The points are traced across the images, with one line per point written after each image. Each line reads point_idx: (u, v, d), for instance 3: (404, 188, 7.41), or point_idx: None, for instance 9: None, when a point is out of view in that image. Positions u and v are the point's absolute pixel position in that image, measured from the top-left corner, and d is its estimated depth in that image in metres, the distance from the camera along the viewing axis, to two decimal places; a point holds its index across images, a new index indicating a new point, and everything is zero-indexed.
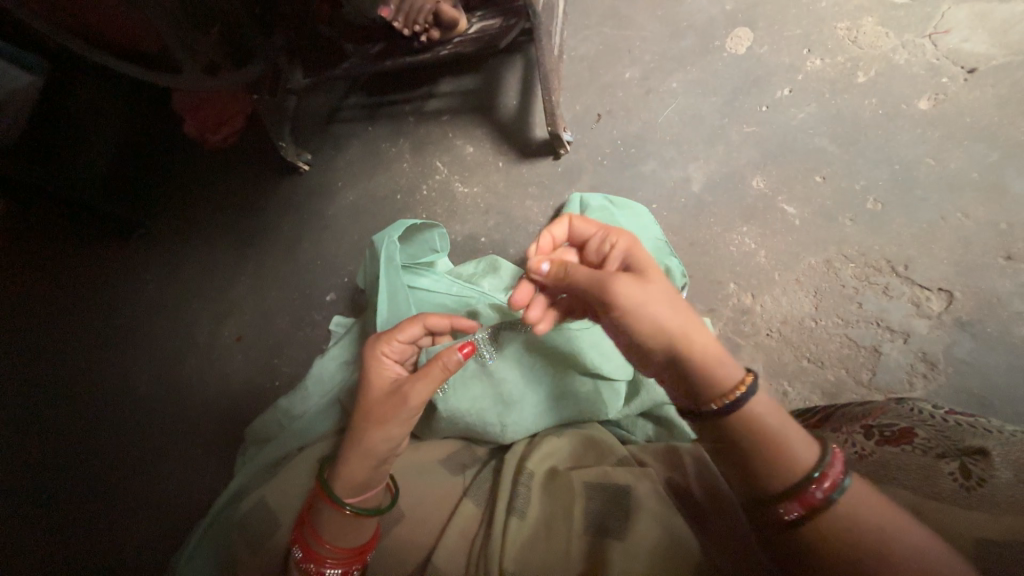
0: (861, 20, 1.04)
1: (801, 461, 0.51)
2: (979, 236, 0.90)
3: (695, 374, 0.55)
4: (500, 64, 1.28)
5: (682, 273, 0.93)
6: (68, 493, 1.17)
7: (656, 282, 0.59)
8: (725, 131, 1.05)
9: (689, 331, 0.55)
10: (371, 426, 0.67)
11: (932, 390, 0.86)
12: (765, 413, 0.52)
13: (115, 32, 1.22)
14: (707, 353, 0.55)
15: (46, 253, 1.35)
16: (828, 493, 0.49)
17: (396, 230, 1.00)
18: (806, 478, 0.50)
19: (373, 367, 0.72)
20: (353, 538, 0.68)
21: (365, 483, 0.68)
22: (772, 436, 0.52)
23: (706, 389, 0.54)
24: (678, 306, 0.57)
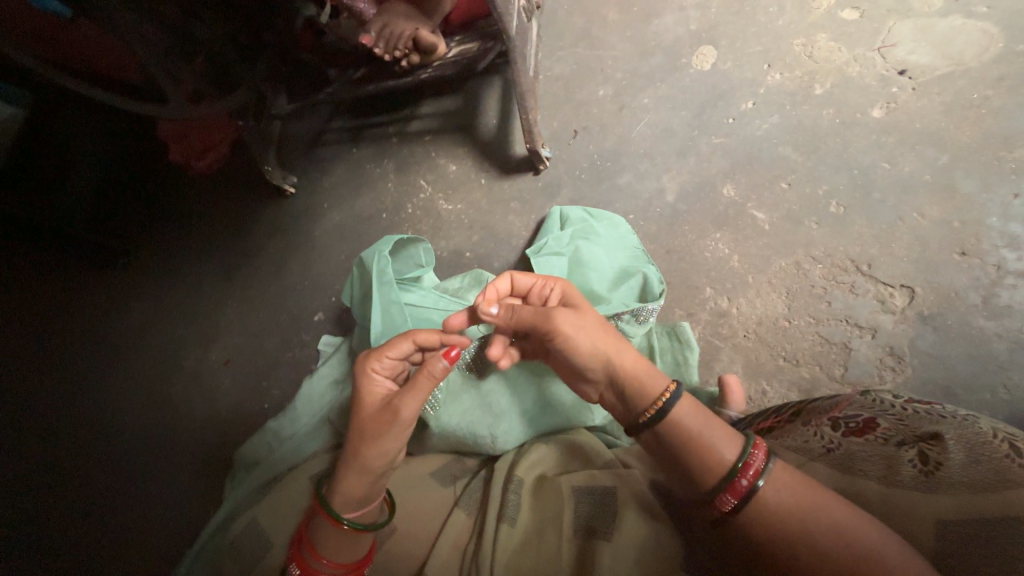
0: (816, 36, 1.10)
1: (723, 457, 0.57)
2: (934, 234, 0.95)
3: (629, 388, 0.63)
4: (479, 86, 1.32)
5: (660, 279, 0.96)
6: (52, 528, 1.14)
7: (589, 314, 0.68)
8: (695, 142, 1.10)
9: (621, 352, 0.65)
10: (366, 441, 0.68)
11: (900, 382, 0.90)
12: (687, 413, 0.60)
13: (102, 64, 1.25)
14: (637, 369, 0.64)
15: (31, 283, 1.35)
16: (752, 481, 0.55)
17: (385, 247, 1.03)
18: (732, 470, 0.56)
19: (363, 384, 0.73)
20: (352, 554, 0.68)
21: (364, 498, 0.69)
22: (698, 435, 0.58)
23: (641, 400, 0.62)
24: (610, 333, 0.66)
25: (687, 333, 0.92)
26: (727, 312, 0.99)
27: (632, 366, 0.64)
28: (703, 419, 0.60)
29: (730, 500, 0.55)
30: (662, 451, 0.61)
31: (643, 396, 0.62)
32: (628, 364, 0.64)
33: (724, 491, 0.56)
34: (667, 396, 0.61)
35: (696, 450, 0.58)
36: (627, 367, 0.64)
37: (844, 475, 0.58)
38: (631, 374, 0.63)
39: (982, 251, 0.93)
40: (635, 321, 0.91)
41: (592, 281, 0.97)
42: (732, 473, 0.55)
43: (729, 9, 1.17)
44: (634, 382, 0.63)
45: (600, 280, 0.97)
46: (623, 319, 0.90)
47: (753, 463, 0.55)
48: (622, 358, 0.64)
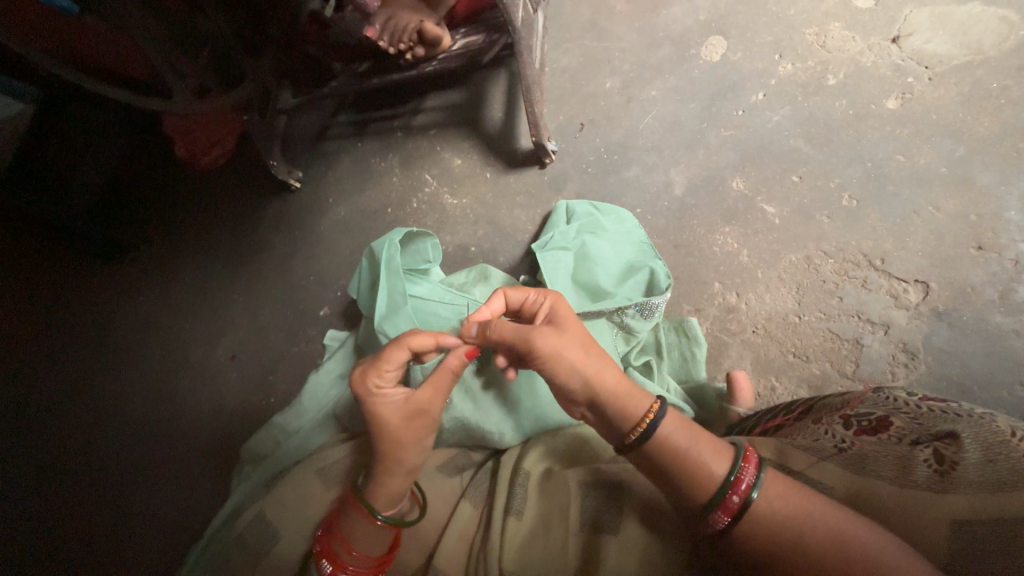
0: (829, 25, 1.08)
1: (716, 471, 0.56)
2: (950, 228, 0.93)
3: (610, 407, 0.62)
4: (485, 78, 1.31)
5: (668, 273, 0.94)
6: (65, 521, 1.16)
7: (573, 331, 0.65)
8: (704, 135, 1.08)
9: (601, 372, 0.62)
10: (402, 446, 0.67)
11: (913, 379, 0.88)
12: (675, 430, 0.59)
13: (108, 60, 1.25)
14: (617, 388, 0.62)
15: (40, 278, 1.36)
16: (747, 492, 0.54)
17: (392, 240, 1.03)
18: (724, 483, 0.56)
19: (373, 402, 0.68)
20: (384, 547, 0.68)
21: (397, 495, 0.69)
22: (685, 452, 0.58)
23: (625, 421, 0.61)
24: (591, 352, 0.63)
25: (695, 329, 0.91)
26: (735, 307, 0.97)
27: (615, 386, 0.61)
28: (687, 436, 0.59)
29: (724, 515, 0.55)
30: (648, 468, 0.60)
31: (625, 415, 0.60)
32: (610, 384, 0.62)
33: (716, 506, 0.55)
34: (649, 418, 0.59)
35: (684, 466, 0.57)
36: (610, 387, 0.61)
37: (856, 476, 0.56)
38: (613, 394, 0.61)
39: (999, 246, 0.91)
40: (640, 316, 0.89)
41: (598, 277, 0.96)
42: (725, 487, 0.55)
43: None
44: (613, 402, 0.61)
45: (606, 276, 0.96)
46: (627, 314, 0.90)
47: (747, 475, 0.55)
48: (603, 378, 0.62)
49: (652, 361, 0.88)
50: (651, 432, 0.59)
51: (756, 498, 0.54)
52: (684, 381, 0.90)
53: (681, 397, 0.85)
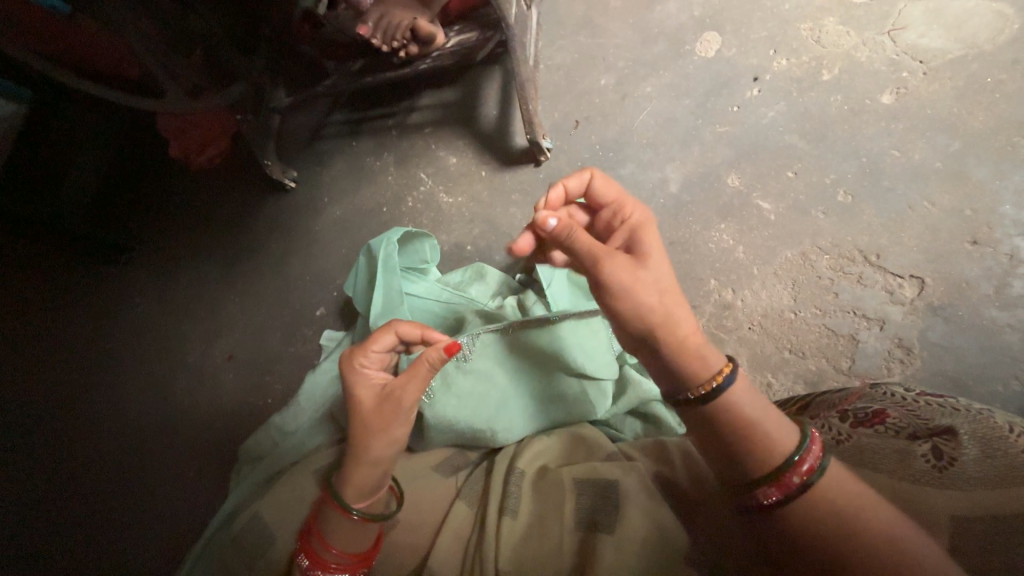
0: (823, 20, 1.08)
1: (784, 445, 0.52)
2: (945, 223, 0.93)
3: (679, 353, 0.57)
4: (480, 76, 1.30)
5: None
6: (62, 525, 1.15)
7: (657, 262, 0.59)
8: (699, 131, 1.08)
9: (680, 309, 0.58)
10: (371, 433, 0.68)
11: (909, 375, 0.88)
12: (747, 397, 0.55)
13: (99, 60, 1.24)
14: (690, 338, 0.58)
15: (34, 280, 1.36)
16: (810, 470, 0.51)
17: (391, 237, 1.02)
18: (790, 458, 0.52)
19: (355, 380, 0.71)
20: (363, 542, 0.68)
21: (373, 486, 0.69)
22: (753, 420, 0.54)
23: (693, 371, 0.56)
24: (671, 289, 0.58)
25: None
26: (732, 304, 0.97)
27: (691, 322, 0.58)
28: (757, 406, 0.55)
29: (782, 491, 0.51)
30: (709, 433, 0.56)
31: (697, 359, 0.57)
32: (685, 318, 0.58)
33: (775, 480, 0.52)
34: (719, 380, 0.55)
35: (757, 441, 0.53)
36: (686, 321, 0.57)
37: (854, 468, 0.56)
38: (689, 333, 0.58)
39: (994, 240, 0.91)
40: None
41: None
42: (790, 463, 0.51)
43: None
44: (685, 346, 0.57)
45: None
46: None
47: (813, 451, 0.52)
48: (678, 312, 0.58)
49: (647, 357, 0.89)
50: (720, 393, 0.55)
51: (818, 479, 0.51)
52: None
53: None
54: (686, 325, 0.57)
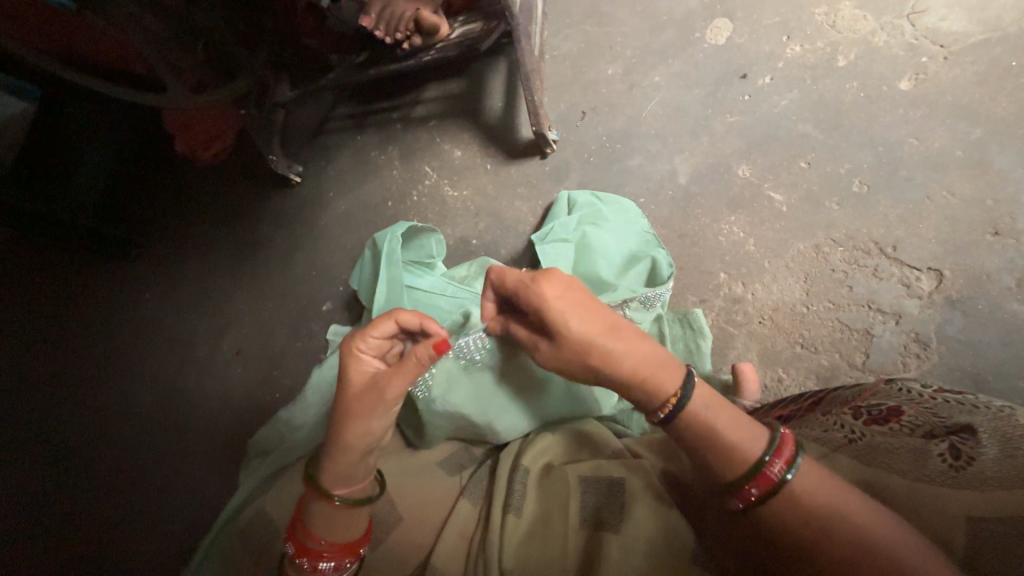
0: (839, 4, 1.04)
1: (750, 449, 0.54)
2: (966, 213, 0.90)
3: (635, 393, 0.58)
4: (484, 67, 1.28)
5: (670, 262, 0.94)
6: (77, 517, 1.18)
7: (573, 347, 0.57)
8: (709, 121, 1.05)
9: (616, 378, 0.58)
10: (351, 421, 0.65)
11: (926, 371, 0.86)
12: (714, 407, 0.56)
13: (102, 57, 1.24)
14: (637, 372, 0.57)
15: (45, 276, 1.37)
16: (783, 471, 0.52)
17: (397, 231, 1.03)
18: (758, 461, 0.53)
19: (348, 363, 0.68)
20: (346, 530, 0.65)
21: (356, 474, 0.66)
22: (715, 430, 0.55)
23: (654, 398, 0.57)
24: (598, 368, 0.58)
25: (699, 320, 0.89)
26: (743, 298, 0.95)
27: (629, 363, 0.57)
28: (724, 415, 0.55)
29: (746, 498, 0.53)
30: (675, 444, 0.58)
31: (646, 405, 0.58)
32: (620, 360, 0.57)
33: (739, 489, 0.53)
34: (674, 402, 0.56)
35: (724, 444, 0.54)
36: (624, 370, 0.57)
37: (868, 467, 0.55)
38: (631, 373, 0.57)
39: (1017, 231, 0.88)
40: (643, 307, 0.88)
41: (600, 267, 0.94)
42: (759, 468, 0.52)
43: None
44: (638, 390, 0.57)
45: (608, 266, 0.95)
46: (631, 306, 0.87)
47: (785, 453, 0.52)
48: (608, 364, 0.57)
49: None
50: (680, 409, 0.56)
51: (791, 479, 0.51)
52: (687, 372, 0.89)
53: None
54: (622, 370, 0.57)
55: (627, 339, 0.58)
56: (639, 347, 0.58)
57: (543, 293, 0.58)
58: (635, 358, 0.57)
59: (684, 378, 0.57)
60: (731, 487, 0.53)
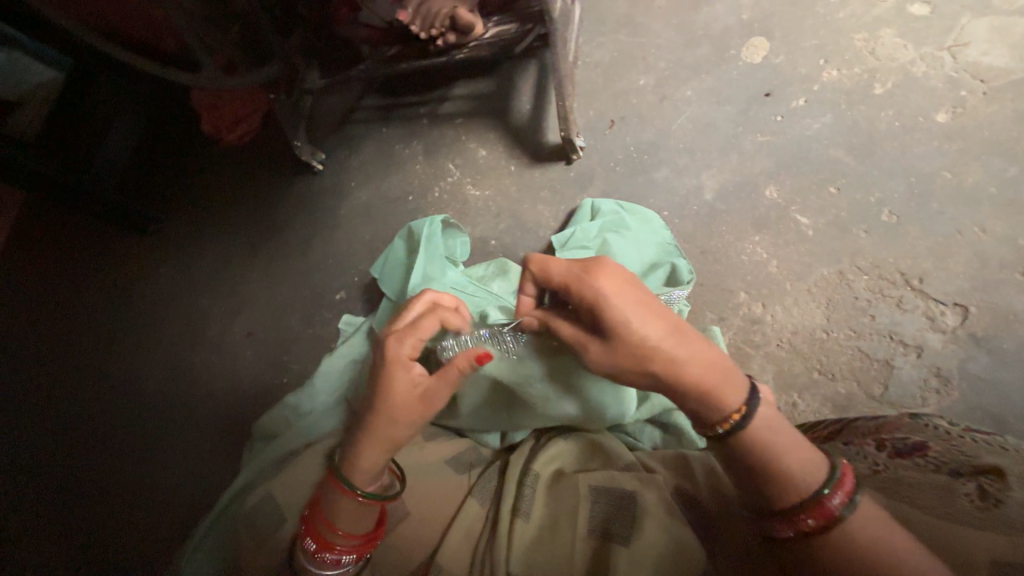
0: (879, 31, 1.04)
1: (812, 478, 0.51)
2: (996, 251, 0.89)
3: (693, 402, 0.56)
4: (515, 69, 1.29)
5: (690, 269, 0.94)
6: (80, 486, 1.19)
7: (626, 342, 0.57)
8: (739, 139, 1.05)
9: (671, 379, 0.56)
10: (398, 429, 0.65)
11: (945, 407, 0.85)
12: (777, 430, 0.54)
13: (138, 31, 1.26)
14: (699, 380, 0.55)
15: (65, 244, 1.39)
16: (841, 506, 0.50)
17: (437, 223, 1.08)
18: (817, 493, 0.51)
19: (393, 372, 0.66)
20: (368, 524, 0.67)
21: (374, 471, 0.66)
22: (778, 454, 0.53)
23: (714, 411, 0.55)
24: (654, 367, 0.56)
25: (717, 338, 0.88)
26: (762, 319, 0.95)
27: (689, 371, 0.56)
28: (787, 439, 0.53)
29: (799, 528, 0.51)
30: (730, 463, 0.56)
31: (701, 414, 0.56)
32: (679, 366, 0.56)
33: (794, 516, 0.51)
34: (737, 418, 0.54)
35: (786, 467, 0.52)
36: (681, 376, 0.56)
37: (889, 498, 0.54)
38: (690, 380, 0.55)
39: None
40: None
41: None
42: (818, 500, 0.50)
43: None
44: (695, 397, 0.56)
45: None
46: None
47: (845, 486, 0.51)
48: (666, 368, 0.56)
49: None
50: (741, 428, 0.54)
51: (848, 515, 0.49)
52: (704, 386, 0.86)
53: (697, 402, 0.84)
54: (680, 376, 0.56)
55: (682, 334, 0.57)
56: (699, 353, 0.56)
57: (599, 286, 0.58)
58: (695, 365, 0.56)
59: (746, 389, 0.56)
60: (786, 514, 0.52)
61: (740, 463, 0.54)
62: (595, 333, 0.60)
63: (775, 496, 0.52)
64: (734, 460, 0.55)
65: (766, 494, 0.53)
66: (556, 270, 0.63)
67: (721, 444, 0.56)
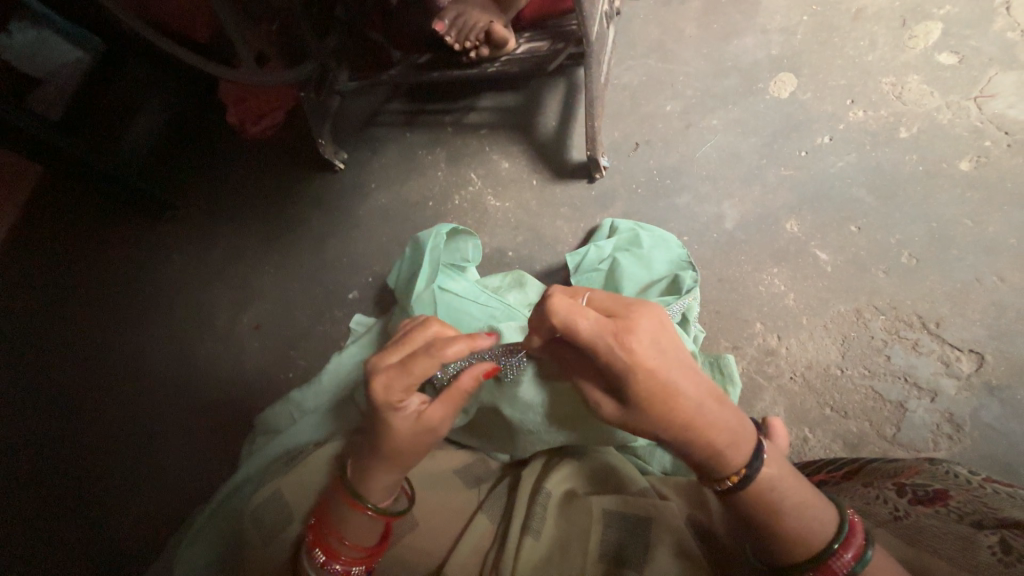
0: (907, 76, 1.06)
1: (818, 537, 0.53)
2: (1013, 301, 0.90)
3: (706, 462, 0.56)
4: (544, 85, 1.30)
5: (694, 276, 0.93)
6: (78, 466, 1.18)
7: (650, 415, 0.55)
8: (762, 171, 1.06)
9: (684, 444, 0.56)
10: (405, 462, 0.63)
11: (956, 452, 0.86)
12: (784, 488, 0.55)
13: (172, 21, 1.27)
14: (717, 443, 0.55)
15: (82, 223, 1.40)
16: (852, 564, 0.52)
17: (446, 228, 1.07)
18: (825, 550, 0.53)
19: (390, 407, 0.62)
20: (374, 537, 0.66)
21: (388, 488, 0.65)
22: (782, 513, 0.54)
23: (724, 468, 0.56)
24: (671, 437, 0.56)
25: (731, 367, 0.86)
26: (775, 350, 0.95)
27: (708, 434, 0.55)
28: (799, 493, 0.55)
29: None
30: (736, 516, 0.57)
31: (713, 472, 0.56)
32: (701, 430, 0.55)
33: (796, 568, 0.55)
34: (736, 479, 0.55)
35: (797, 519, 0.54)
36: (701, 439, 0.55)
37: (911, 546, 0.55)
38: (708, 442, 0.55)
39: None
40: None
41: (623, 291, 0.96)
42: (826, 556, 0.53)
43: (816, 38, 1.13)
44: (703, 460, 0.56)
45: (631, 292, 0.96)
46: None
47: (854, 544, 0.52)
48: (688, 430, 0.55)
49: None
50: (745, 487, 0.55)
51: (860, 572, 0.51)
52: None
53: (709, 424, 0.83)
54: (700, 438, 0.55)
55: (707, 405, 0.55)
56: (719, 415, 0.56)
57: (634, 350, 0.54)
58: (714, 428, 0.55)
59: (754, 446, 0.56)
60: (789, 567, 0.55)
61: (746, 515, 0.56)
62: (615, 395, 0.57)
63: (778, 546, 0.55)
64: (738, 512, 0.56)
65: (768, 544, 0.55)
66: (583, 326, 0.56)
67: (724, 495, 0.57)
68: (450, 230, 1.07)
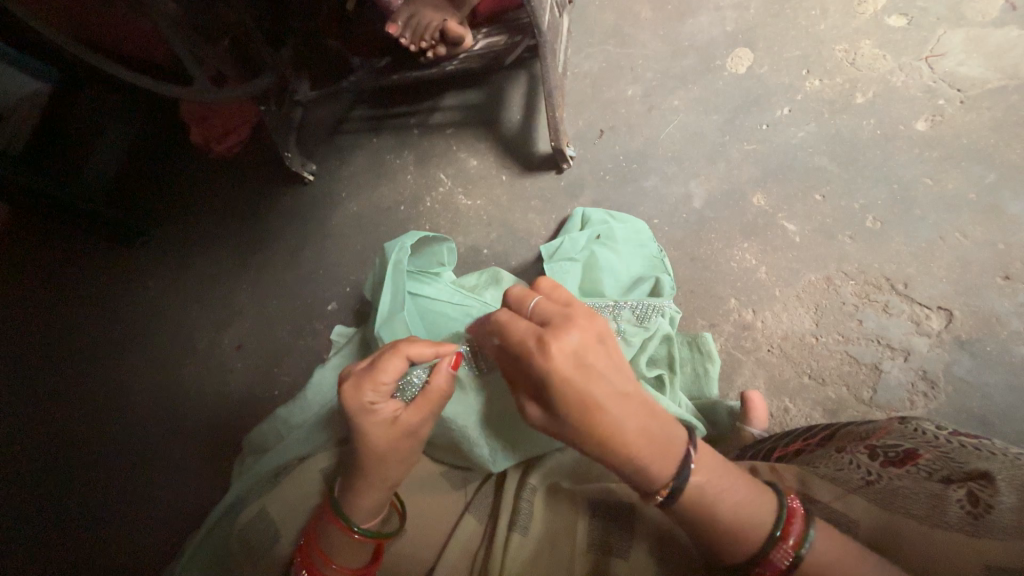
0: (859, 42, 1.07)
1: (757, 528, 0.53)
2: (977, 256, 0.91)
3: (628, 475, 0.55)
4: (505, 79, 1.29)
5: (672, 284, 0.95)
6: (69, 507, 1.16)
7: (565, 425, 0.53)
8: (726, 148, 1.07)
9: (605, 458, 0.54)
10: (389, 466, 0.64)
11: (933, 409, 0.87)
12: (712, 493, 0.54)
13: (128, 48, 1.26)
14: (638, 463, 0.53)
15: (53, 255, 1.37)
16: (794, 550, 0.52)
17: (411, 238, 1.01)
18: (767, 540, 0.53)
19: (366, 420, 0.63)
20: (366, 558, 0.66)
21: (372, 508, 0.65)
22: (715, 514, 0.53)
23: (647, 484, 0.54)
24: (588, 448, 0.54)
25: (709, 344, 0.86)
26: (752, 324, 0.96)
27: (628, 454, 0.53)
28: (727, 498, 0.54)
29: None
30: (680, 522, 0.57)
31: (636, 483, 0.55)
32: (618, 449, 0.53)
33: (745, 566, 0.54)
34: (664, 495, 0.53)
35: (727, 519, 0.53)
36: (619, 456, 0.53)
37: (886, 511, 0.55)
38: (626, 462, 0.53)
39: None
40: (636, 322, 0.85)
41: (605, 286, 0.96)
42: (768, 546, 0.53)
43: (768, 11, 1.13)
44: (627, 473, 0.54)
45: (611, 286, 0.96)
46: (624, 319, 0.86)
47: (794, 530, 0.53)
48: (601, 449, 0.53)
49: (666, 375, 0.80)
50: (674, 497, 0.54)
51: (805, 554, 0.52)
52: (696, 397, 0.85)
53: (694, 412, 0.80)
54: (616, 456, 0.53)
55: (630, 427, 0.52)
56: (644, 439, 0.53)
57: (549, 361, 0.52)
58: (637, 450, 0.53)
59: (681, 467, 0.53)
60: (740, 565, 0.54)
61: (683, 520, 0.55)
62: (539, 402, 0.55)
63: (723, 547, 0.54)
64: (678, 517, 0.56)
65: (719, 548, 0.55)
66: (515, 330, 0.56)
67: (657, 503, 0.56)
68: (414, 241, 1.01)
